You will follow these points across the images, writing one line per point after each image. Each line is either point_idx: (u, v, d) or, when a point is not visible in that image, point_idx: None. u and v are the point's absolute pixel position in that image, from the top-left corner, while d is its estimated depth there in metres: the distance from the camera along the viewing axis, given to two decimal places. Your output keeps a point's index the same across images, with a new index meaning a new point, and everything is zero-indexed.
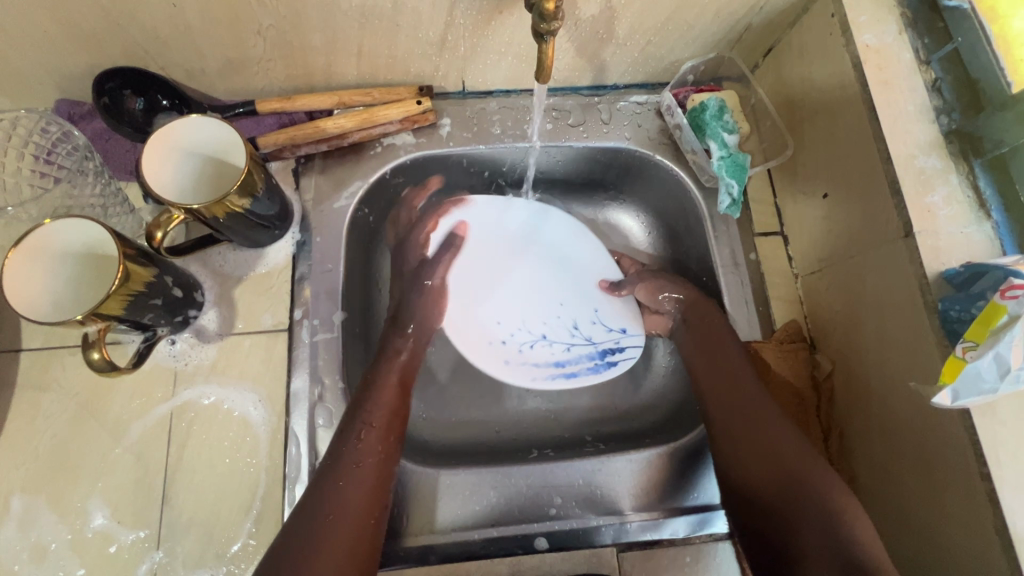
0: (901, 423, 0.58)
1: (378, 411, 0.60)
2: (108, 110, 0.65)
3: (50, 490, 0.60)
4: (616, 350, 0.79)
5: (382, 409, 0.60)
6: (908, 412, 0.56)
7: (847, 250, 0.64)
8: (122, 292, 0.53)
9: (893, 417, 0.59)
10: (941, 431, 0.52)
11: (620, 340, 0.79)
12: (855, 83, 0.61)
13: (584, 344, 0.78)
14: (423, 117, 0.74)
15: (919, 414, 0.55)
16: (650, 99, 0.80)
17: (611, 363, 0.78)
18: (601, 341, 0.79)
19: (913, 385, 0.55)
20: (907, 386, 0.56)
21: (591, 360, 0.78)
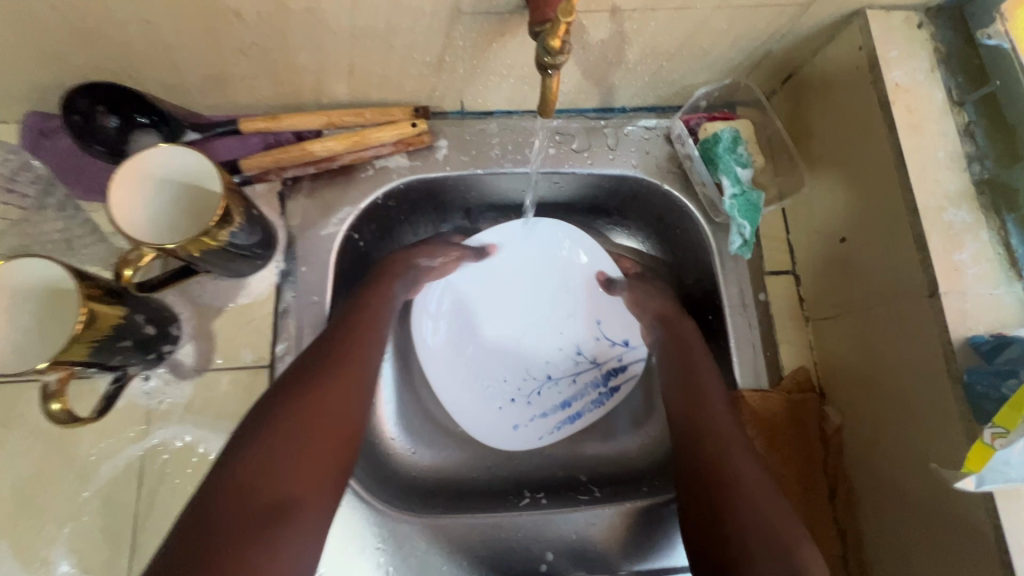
0: (914, 493, 0.55)
1: (320, 383, 0.50)
2: (77, 127, 0.60)
3: (12, 535, 0.57)
4: (619, 369, 0.78)
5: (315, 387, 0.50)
6: (925, 487, 0.53)
7: (864, 301, 0.61)
8: (87, 337, 0.49)
9: (904, 483, 0.56)
10: (957, 513, 0.49)
11: (623, 358, 0.78)
12: (882, 123, 0.57)
13: (589, 366, 0.78)
14: (418, 139, 0.69)
15: (935, 489, 0.52)
16: (659, 124, 0.75)
17: (613, 388, 0.77)
18: (604, 361, 0.78)
19: (933, 464, 0.52)
20: (928, 464, 0.52)
21: (596, 388, 0.78)
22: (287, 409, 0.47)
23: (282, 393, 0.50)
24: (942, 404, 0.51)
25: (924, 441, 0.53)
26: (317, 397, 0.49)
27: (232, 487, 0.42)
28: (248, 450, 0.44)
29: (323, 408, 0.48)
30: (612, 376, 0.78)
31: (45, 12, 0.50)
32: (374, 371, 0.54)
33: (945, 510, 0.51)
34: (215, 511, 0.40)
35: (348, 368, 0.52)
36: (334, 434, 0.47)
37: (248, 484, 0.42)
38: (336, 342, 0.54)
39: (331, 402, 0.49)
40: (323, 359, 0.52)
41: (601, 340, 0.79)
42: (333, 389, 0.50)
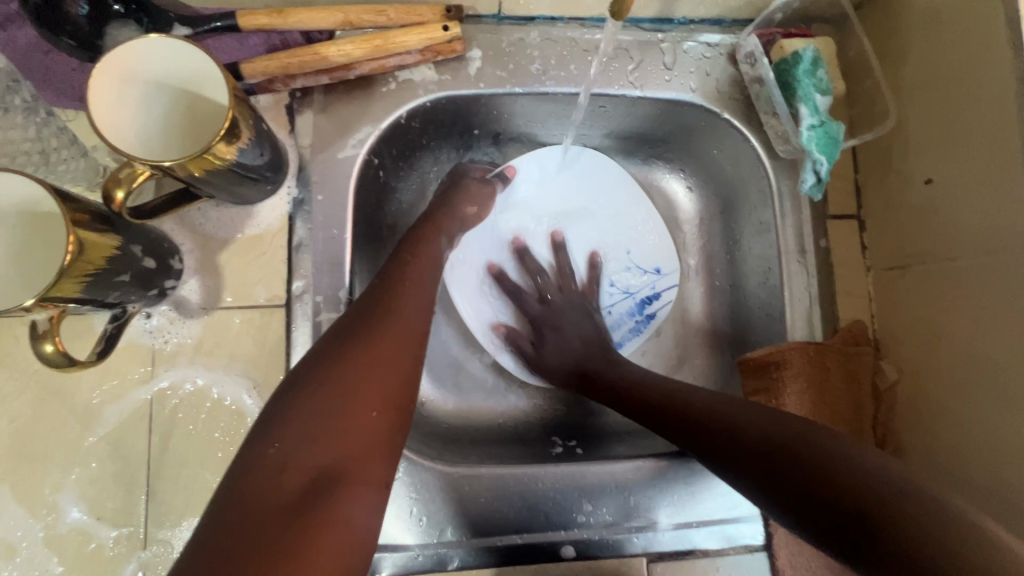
0: (982, 453, 0.52)
1: (378, 334, 0.45)
2: (39, 13, 0.49)
3: (15, 480, 0.53)
4: (653, 298, 0.75)
5: (372, 340, 0.44)
6: (1004, 452, 0.50)
7: (946, 252, 0.55)
8: (77, 270, 0.42)
9: (971, 443, 0.53)
10: None
11: (656, 285, 0.75)
12: (1006, 43, 0.48)
13: (622, 297, 0.75)
14: (449, 47, 0.59)
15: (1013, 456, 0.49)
16: (724, 40, 0.65)
17: (650, 315, 0.75)
18: (637, 290, 0.75)
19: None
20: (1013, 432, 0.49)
21: (632, 316, 0.75)
22: (327, 371, 0.42)
23: (331, 340, 0.45)
24: None
25: (1011, 409, 0.50)
26: (376, 346, 0.44)
27: (267, 468, 0.38)
28: (285, 423, 0.40)
29: (380, 361, 0.43)
30: (647, 303, 0.75)
31: None
32: (421, 334, 0.48)
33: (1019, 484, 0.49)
34: (251, 490, 0.36)
35: (394, 324, 0.46)
36: (380, 395, 0.42)
37: (284, 464, 0.38)
38: (381, 299, 0.48)
39: (392, 350, 0.45)
40: (366, 316, 0.46)
41: (632, 270, 0.76)
42: (376, 348, 0.44)
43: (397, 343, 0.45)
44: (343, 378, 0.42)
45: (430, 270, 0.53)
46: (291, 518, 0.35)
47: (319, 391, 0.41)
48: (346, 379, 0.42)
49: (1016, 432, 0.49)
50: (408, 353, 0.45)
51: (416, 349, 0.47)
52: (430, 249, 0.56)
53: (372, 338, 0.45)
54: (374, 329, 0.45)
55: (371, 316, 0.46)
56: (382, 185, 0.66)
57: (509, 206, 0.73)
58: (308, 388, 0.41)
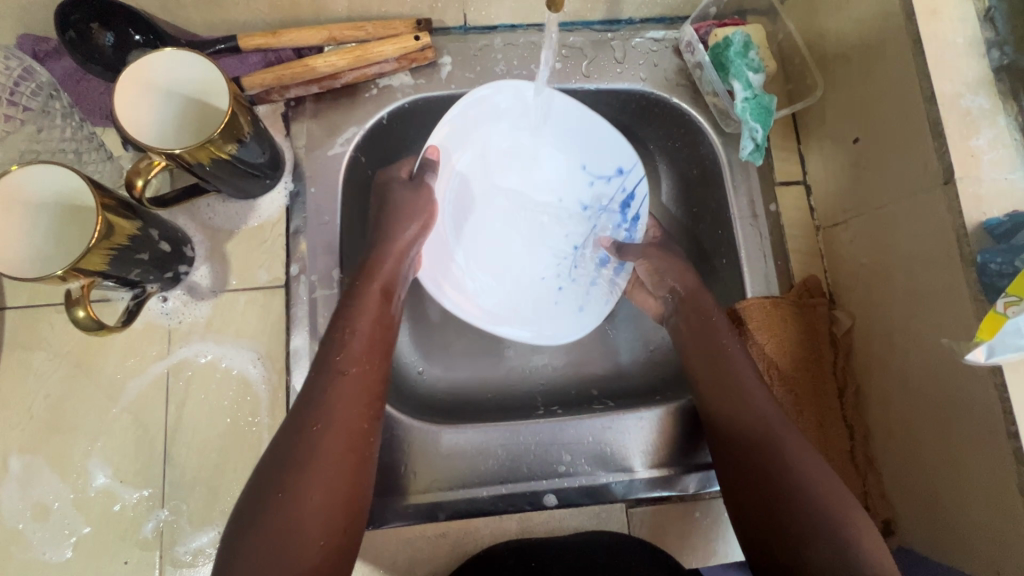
0: (924, 433, 0.56)
1: (346, 382, 0.51)
2: (74, 45, 0.59)
3: (48, 450, 0.59)
4: (630, 199, 0.75)
5: (341, 392, 0.50)
6: (949, 442, 0.53)
7: (877, 200, 0.61)
8: (104, 246, 0.49)
9: (916, 425, 0.57)
10: (973, 435, 0.50)
11: (625, 186, 0.75)
12: (901, 11, 0.55)
13: (601, 214, 0.77)
14: (421, 54, 0.67)
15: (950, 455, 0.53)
16: (668, 35, 0.73)
17: (635, 217, 0.75)
18: (611, 201, 0.76)
19: (946, 340, 0.52)
20: (938, 342, 0.53)
21: (619, 227, 0.76)
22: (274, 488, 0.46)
23: (301, 397, 0.50)
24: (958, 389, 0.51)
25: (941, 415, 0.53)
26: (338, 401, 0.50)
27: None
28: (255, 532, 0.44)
29: (343, 419, 0.49)
30: (626, 207, 0.76)
31: None
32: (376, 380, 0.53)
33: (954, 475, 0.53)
34: None
35: (336, 413, 0.49)
36: (338, 464, 0.47)
37: None
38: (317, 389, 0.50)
39: (351, 404, 0.50)
40: (305, 412, 0.49)
41: (596, 182, 0.76)
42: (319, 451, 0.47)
43: (359, 401, 0.51)
44: (310, 454, 0.47)
45: (375, 341, 0.55)
46: None
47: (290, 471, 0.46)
48: (313, 455, 0.47)
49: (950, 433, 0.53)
50: (345, 432, 0.49)
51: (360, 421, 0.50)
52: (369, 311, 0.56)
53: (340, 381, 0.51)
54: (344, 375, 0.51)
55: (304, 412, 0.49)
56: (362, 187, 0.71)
57: (463, 192, 0.74)
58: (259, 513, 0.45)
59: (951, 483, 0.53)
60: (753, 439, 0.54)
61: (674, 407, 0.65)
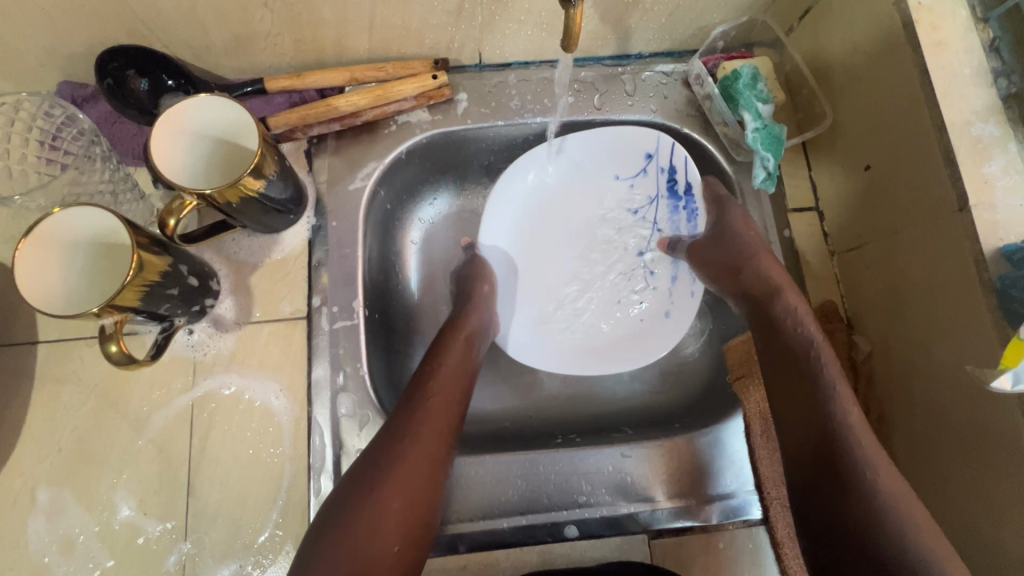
0: (951, 460, 0.55)
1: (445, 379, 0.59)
2: (112, 92, 0.63)
3: (75, 482, 0.60)
4: (674, 174, 0.73)
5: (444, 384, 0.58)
6: (976, 469, 0.53)
7: (892, 226, 0.61)
8: (137, 283, 0.51)
9: (940, 449, 0.56)
10: (1002, 463, 0.50)
11: (661, 166, 0.72)
12: (906, 44, 0.57)
13: (651, 211, 0.75)
14: (438, 92, 0.70)
15: (980, 484, 0.52)
16: (677, 68, 0.75)
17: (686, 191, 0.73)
18: (657, 193, 0.75)
19: (969, 367, 0.52)
20: (960, 368, 0.53)
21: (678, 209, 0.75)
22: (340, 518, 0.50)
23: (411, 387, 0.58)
24: (975, 416, 0.52)
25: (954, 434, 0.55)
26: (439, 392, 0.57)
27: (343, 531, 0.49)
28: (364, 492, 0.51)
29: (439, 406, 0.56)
30: (674, 184, 0.73)
31: None
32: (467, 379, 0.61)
33: (981, 503, 0.52)
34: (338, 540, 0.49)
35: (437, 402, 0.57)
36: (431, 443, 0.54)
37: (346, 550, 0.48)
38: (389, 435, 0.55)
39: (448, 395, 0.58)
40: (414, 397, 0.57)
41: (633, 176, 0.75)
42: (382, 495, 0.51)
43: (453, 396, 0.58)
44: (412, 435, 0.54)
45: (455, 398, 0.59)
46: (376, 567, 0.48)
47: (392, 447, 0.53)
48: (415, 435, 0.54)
49: (973, 458, 0.53)
50: (423, 478, 0.53)
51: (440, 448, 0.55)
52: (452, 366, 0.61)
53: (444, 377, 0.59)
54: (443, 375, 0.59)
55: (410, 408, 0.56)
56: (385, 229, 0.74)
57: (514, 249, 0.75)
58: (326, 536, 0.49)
59: (981, 510, 0.52)
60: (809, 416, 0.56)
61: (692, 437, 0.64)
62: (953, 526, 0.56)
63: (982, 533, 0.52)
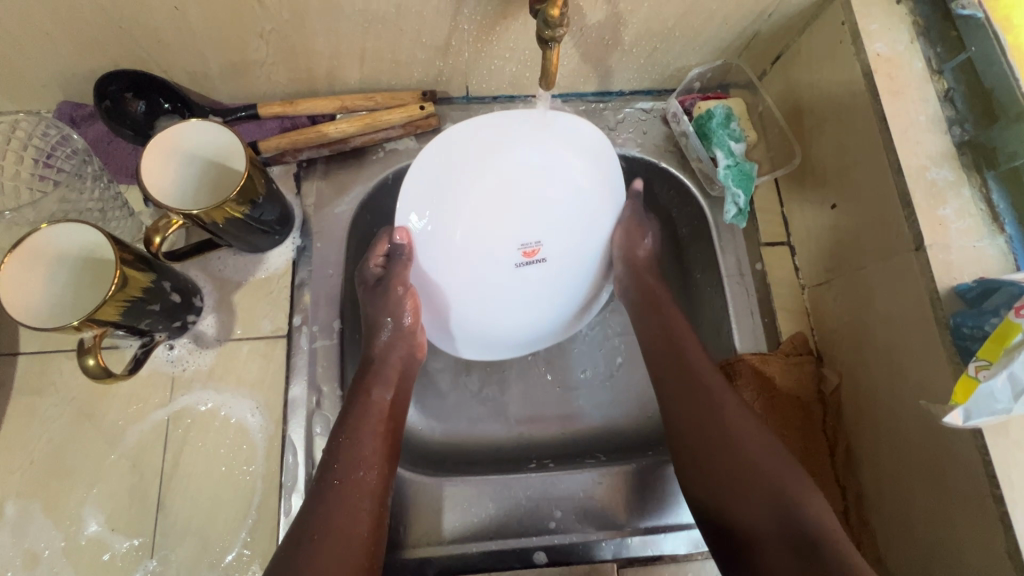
0: (910, 488, 0.56)
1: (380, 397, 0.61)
2: (109, 113, 0.65)
3: (45, 495, 0.60)
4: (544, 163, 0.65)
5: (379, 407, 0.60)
6: (933, 499, 0.54)
7: (855, 263, 0.63)
8: (119, 298, 0.52)
9: (899, 478, 0.58)
10: (956, 493, 0.51)
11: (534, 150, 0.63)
12: (865, 92, 0.60)
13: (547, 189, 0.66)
14: (426, 122, 0.73)
15: (939, 515, 0.53)
16: (656, 106, 0.79)
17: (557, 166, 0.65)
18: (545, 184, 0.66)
19: (924, 402, 0.54)
20: (916, 404, 0.55)
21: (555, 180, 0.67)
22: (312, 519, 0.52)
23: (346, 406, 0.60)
24: (932, 444, 0.53)
25: (912, 464, 0.56)
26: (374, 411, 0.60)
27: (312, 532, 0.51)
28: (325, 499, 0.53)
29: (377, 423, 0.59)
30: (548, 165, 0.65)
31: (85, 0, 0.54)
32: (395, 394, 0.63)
33: (938, 532, 0.53)
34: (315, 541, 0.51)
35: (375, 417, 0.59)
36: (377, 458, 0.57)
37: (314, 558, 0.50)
38: (346, 434, 0.57)
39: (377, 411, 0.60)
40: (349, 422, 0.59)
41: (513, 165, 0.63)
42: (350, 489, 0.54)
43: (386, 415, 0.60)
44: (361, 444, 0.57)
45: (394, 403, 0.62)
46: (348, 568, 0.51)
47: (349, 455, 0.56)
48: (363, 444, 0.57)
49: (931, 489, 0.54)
50: (378, 483, 0.56)
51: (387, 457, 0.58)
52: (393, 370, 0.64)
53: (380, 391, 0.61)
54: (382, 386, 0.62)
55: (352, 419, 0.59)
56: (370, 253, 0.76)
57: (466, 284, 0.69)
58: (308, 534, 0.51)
59: (941, 539, 0.53)
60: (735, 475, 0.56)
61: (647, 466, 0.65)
62: (915, 556, 0.56)
63: (940, 561, 0.53)
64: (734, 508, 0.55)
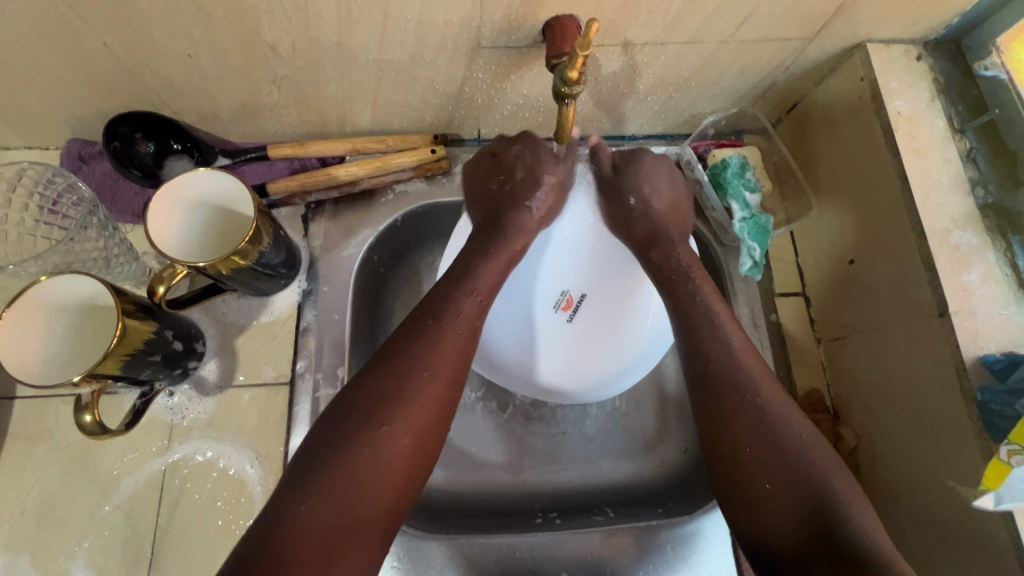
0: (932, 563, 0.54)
1: (450, 338, 0.52)
2: (118, 154, 0.65)
3: (33, 549, 0.58)
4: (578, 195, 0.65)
5: (446, 348, 0.51)
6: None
7: (875, 322, 0.62)
8: (119, 352, 0.50)
9: (924, 554, 0.55)
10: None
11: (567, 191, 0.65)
12: (886, 148, 0.59)
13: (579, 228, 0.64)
14: (437, 164, 0.72)
15: None
16: (668, 151, 0.78)
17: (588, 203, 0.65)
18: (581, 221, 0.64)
19: (952, 482, 0.52)
20: (943, 483, 0.53)
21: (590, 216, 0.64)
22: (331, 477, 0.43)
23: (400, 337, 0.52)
24: (958, 521, 0.52)
25: (938, 541, 0.54)
26: (438, 355, 0.50)
27: (322, 492, 0.43)
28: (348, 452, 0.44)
29: (441, 367, 0.50)
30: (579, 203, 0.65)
31: (100, 47, 0.54)
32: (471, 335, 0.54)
33: None
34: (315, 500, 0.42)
35: (438, 361, 0.50)
36: (419, 417, 0.48)
37: (309, 525, 0.41)
38: (386, 378, 0.49)
39: (444, 352, 0.51)
40: (407, 358, 0.50)
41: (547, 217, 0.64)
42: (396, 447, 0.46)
43: (451, 365, 0.51)
44: (407, 395, 0.48)
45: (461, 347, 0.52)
46: (348, 536, 0.42)
47: (390, 403, 0.47)
48: (412, 398, 0.48)
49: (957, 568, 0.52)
50: (417, 444, 0.47)
51: (433, 415, 0.49)
52: (469, 311, 0.54)
53: (453, 333, 0.52)
54: (452, 326, 0.53)
55: (407, 362, 0.49)
56: (374, 291, 0.74)
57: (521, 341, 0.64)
58: (318, 482, 0.43)
59: None
60: (756, 428, 0.49)
61: (656, 526, 0.64)
62: None
63: None
64: (745, 477, 0.49)
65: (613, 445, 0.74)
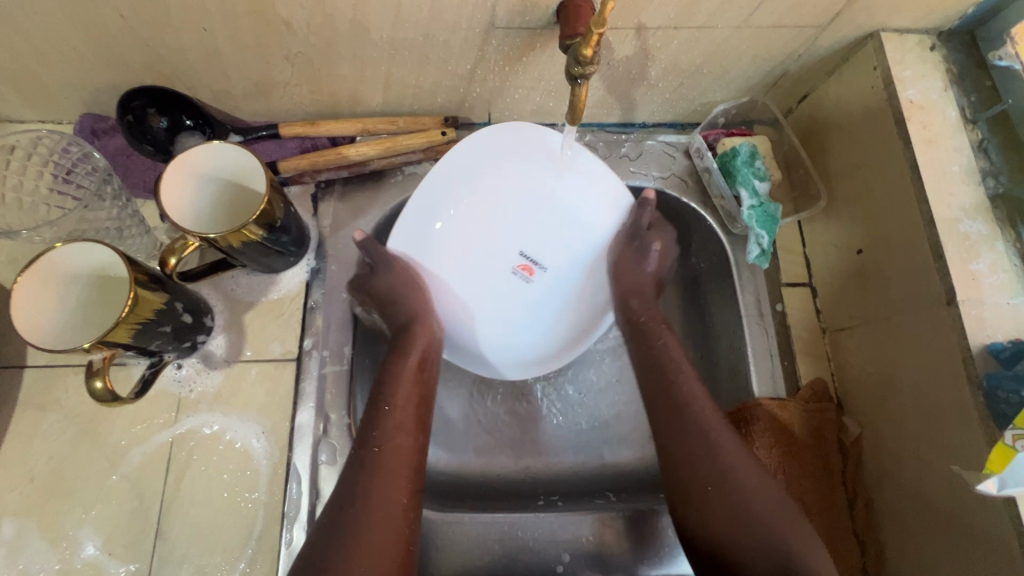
0: (932, 550, 0.55)
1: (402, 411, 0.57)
2: (131, 128, 0.65)
3: (41, 516, 0.58)
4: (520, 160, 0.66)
5: (401, 422, 0.56)
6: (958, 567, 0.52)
7: (881, 312, 0.62)
8: (130, 320, 0.51)
9: (924, 543, 0.56)
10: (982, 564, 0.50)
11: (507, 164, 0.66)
12: (897, 138, 0.59)
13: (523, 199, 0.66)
14: (447, 147, 0.72)
15: None
16: (680, 139, 0.77)
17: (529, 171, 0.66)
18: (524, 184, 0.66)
19: (955, 467, 0.52)
20: (946, 468, 0.53)
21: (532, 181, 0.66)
22: (333, 557, 0.47)
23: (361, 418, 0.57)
24: (961, 505, 0.52)
25: (939, 530, 0.54)
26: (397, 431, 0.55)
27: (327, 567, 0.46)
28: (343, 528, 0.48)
29: (403, 441, 0.55)
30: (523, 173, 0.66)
31: (117, 18, 0.54)
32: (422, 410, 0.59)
33: None
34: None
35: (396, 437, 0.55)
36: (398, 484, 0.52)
37: None
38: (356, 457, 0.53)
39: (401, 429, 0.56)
40: (367, 439, 0.54)
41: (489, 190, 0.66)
42: (381, 516, 0.50)
43: (410, 437, 0.56)
44: (381, 469, 0.52)
45: (417, 414, 0.58)
46: None
47: (367, 477, 0.52)
48: (384, 470, 0.52)
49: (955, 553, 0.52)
50: (399, 512, 0.51)
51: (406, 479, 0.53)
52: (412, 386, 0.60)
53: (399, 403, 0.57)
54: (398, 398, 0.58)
55: (366, 444, 0.54)
56: None
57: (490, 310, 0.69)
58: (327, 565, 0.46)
59: None
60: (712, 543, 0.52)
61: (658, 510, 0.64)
62: None
63: None
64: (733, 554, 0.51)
65: (616, 433, 0.74)
